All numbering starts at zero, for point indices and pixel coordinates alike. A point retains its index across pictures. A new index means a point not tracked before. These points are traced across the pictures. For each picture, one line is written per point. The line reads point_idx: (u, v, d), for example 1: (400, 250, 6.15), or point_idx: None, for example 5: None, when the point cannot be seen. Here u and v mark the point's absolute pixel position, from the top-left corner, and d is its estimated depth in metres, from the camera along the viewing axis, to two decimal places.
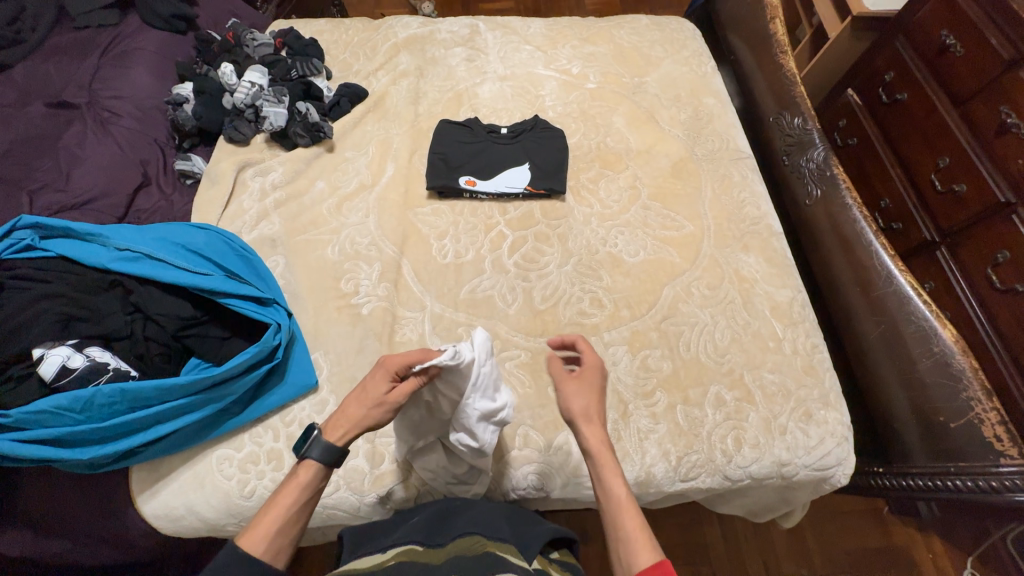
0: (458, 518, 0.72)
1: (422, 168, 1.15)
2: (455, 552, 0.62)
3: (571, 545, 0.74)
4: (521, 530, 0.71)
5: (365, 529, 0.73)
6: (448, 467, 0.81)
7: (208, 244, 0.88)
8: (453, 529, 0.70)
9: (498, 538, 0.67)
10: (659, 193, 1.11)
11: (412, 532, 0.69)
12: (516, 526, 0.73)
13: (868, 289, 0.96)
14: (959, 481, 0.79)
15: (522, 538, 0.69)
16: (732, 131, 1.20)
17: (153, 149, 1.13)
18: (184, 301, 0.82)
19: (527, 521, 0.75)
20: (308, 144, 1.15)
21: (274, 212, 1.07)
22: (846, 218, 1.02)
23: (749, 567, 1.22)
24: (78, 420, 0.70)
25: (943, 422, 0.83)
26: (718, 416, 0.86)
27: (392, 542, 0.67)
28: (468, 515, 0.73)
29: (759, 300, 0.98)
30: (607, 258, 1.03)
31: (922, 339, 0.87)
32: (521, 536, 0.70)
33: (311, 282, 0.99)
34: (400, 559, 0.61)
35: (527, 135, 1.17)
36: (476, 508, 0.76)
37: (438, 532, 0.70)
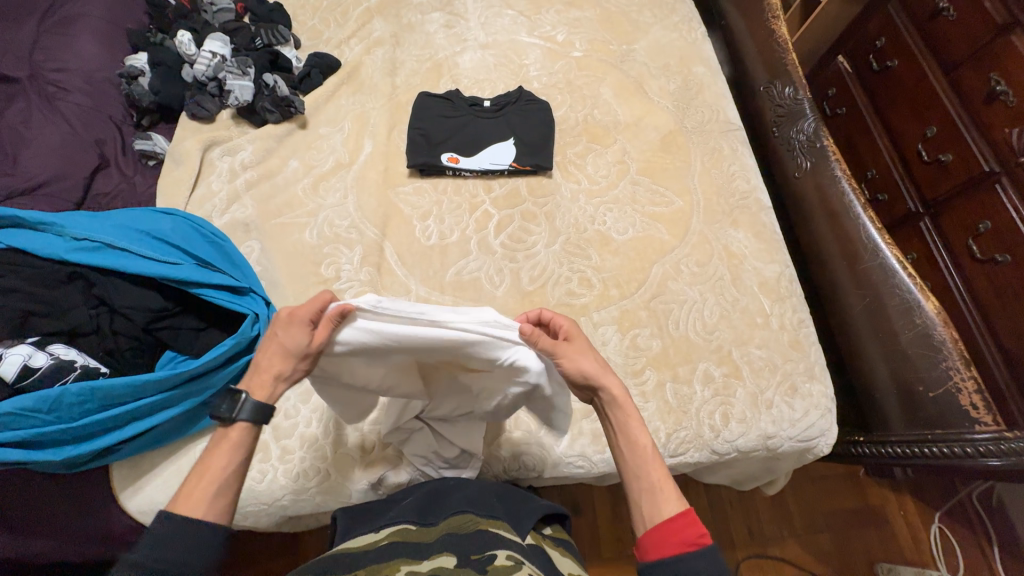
0: (450, 497, 0.73)
1: (401, 145, 1.09)
2: (448, 530, 0.64)
3: (565, 521, 0.76)
4: (514, 507, 0.73)
5: (360, 509, 0.74)
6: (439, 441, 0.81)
7: (175, 231, 0.83)
8: (446, 507, 0.71)
9: (493, 516, 0.68)
10: (647, 167, 1.08)
11: (407, 512, 0.69)
12: (509, 503, 0.74)
13: (854, 263, 0.97)
14: (936, 448, 0.82)
15: (516, 514, 0.71)
16: (722, 101, 1.17)
17: (109, 127, 1.05)
18: (153, 293, 0.77)
19: (521, 497, 0.76)
20: (278, 120, 1.08)
21: (246, 194, 1.01)
22: (835, 190, 1.02)
23: (732, 531, 1.28)
24: (47, 421, 0.66)
25: (922, 391, 0.85)
26: (706, 392, 0.87)
27: (389, 522, 0.68)
28: (461, 493, 0.74)
29: (747, 276, 0.97)
30: (596, 237, 1.01)
31: (905, 311, 0.88)
32: (515, 514, 0.71)
33: (290, 266, 0.95)
34: (393, 540, 0.62)
35: (511, 109, 1.12)
36: (469, 486, 0.76)
37: (432, 510, 0.70)
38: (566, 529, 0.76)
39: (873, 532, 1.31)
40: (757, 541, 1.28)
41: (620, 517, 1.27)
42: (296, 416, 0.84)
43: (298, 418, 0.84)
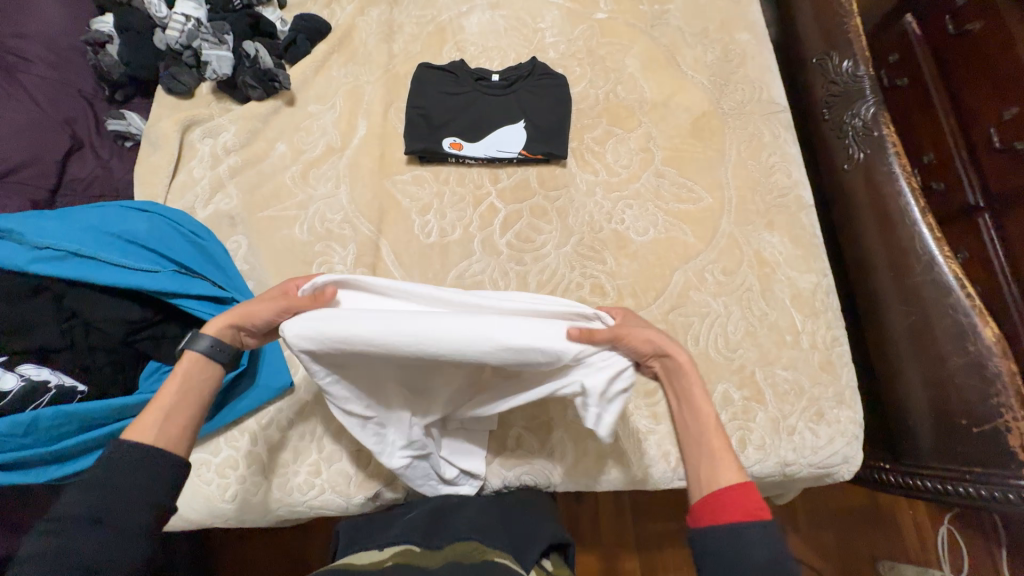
0: (455, 517, 0.69)
1: (399, 126, 0.98)
2: (453, 557, 0.59)
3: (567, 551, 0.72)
4: (519, 531, 0.69)
5: (360, 524, 0.71)
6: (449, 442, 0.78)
7: (150, 231, 0.75)
8: (449, 527, 0.67)
9: (498, 544, 0.63)
10: (674, 156, 0.96)
11: (410, 531, 0.65)
12: (514, 527, 0.69)
13: (901, 274, 0.86)
14: (972, 488, 0.76)
15: (521, 541, 0.66)
16: (767, 77, 1.01)
17: (79, 103, 0.95)
18: (131, 303, 0.71)
19: (528, 519, 0.72)
20: (262, 97, 0.97)
21: (230, 182, 0.93)
22: (890, 190, 0.89)
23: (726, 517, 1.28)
24: (26, 443, 0.64)
25: (965, 426, 0.78)
26: (724, 416, 0.81)
27: (392, 540, 0.64)
28: (466, 514, 0.70)
29: (778, 288, 0.87)
30: (613, 238, 0.91)
31: (956, 335, 0.79)
32: (519, 541, 0.66)
33: (279, 266, 0.88)
34: (397, 561, 0.58)
35: (522, 85, 0.99)
36: (472, 507, 0.72)
37: (437, 532, 0.66)
38: (567, 559, 0.72)
39: (878, 533, 1.29)
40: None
41: (621, 510, 1.26)
42: (289, 429, 0.80)
43: (292, 431, 0.80)
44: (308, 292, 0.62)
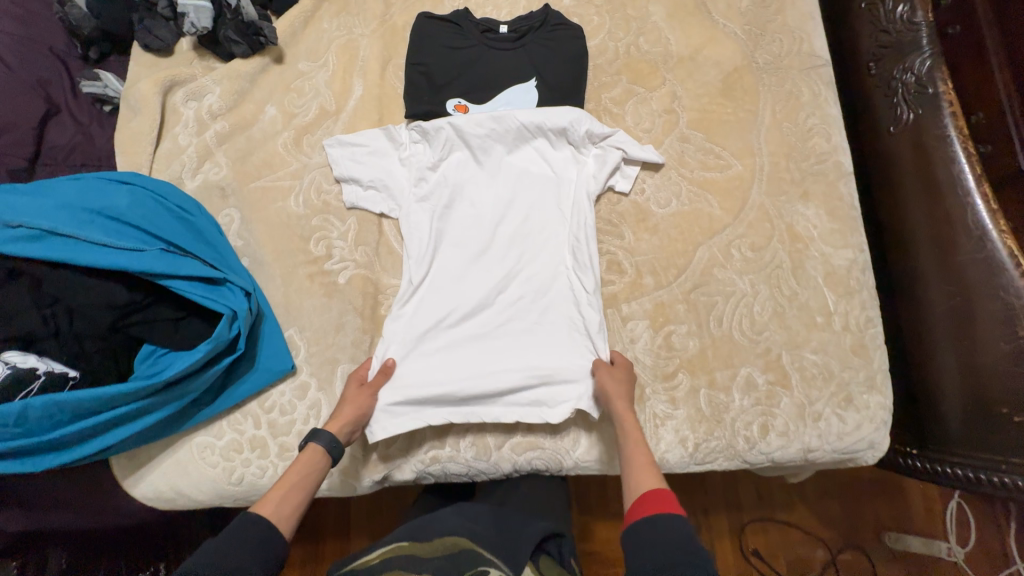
0: (445, 522, 0.68)
1: (399, 86, 0.90)
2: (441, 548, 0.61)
3: (558, 542, 0.74)
4: (512, 535, 0.69)
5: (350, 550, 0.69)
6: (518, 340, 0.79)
7: (131, 206, 0.69)
8: (438, 531, 0.66)
9: (489, 547, 0.64)
10: (701, 119, 0.87)
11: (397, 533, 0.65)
12: (503, 533, 0.69)
13: (946, 252, 0.79)
14: (1007, 479, 0.73)
15: (513, 545, 0.66)
16: (808, 24, 0.90)
17: (53, 63, 0.87)
18: (116, 285, 0.66)
19: (517, 519, 0.73)
20: (247, 54, 0.88)
21: (218, 150, 0.86)
22: (942, 156, 0.80)
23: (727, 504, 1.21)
24: (20, 434, 0.61)
25: (1006, 415, 0.73)
26: (746, 401, 0.77)
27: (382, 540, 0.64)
28: (458, 521, 0.69)
29: (811, 265, 0.81)
30: (631, 210, 0.84)
31: (1004, 320, 0.73)
32: (509, 539, 0.67)
33: (275, 242, 0.82)
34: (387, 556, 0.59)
35: (534, 37, 0.89)
36: (448, 518, 0.69)
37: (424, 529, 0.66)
38: (559, 558, 0.72)
39: (887, 504, 1.22)
40: (763, 505, 1.22)
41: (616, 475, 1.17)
42: (292, 412, 0.76)
43: (295, 415, 0.76)
44: (363, 139, 0.85)
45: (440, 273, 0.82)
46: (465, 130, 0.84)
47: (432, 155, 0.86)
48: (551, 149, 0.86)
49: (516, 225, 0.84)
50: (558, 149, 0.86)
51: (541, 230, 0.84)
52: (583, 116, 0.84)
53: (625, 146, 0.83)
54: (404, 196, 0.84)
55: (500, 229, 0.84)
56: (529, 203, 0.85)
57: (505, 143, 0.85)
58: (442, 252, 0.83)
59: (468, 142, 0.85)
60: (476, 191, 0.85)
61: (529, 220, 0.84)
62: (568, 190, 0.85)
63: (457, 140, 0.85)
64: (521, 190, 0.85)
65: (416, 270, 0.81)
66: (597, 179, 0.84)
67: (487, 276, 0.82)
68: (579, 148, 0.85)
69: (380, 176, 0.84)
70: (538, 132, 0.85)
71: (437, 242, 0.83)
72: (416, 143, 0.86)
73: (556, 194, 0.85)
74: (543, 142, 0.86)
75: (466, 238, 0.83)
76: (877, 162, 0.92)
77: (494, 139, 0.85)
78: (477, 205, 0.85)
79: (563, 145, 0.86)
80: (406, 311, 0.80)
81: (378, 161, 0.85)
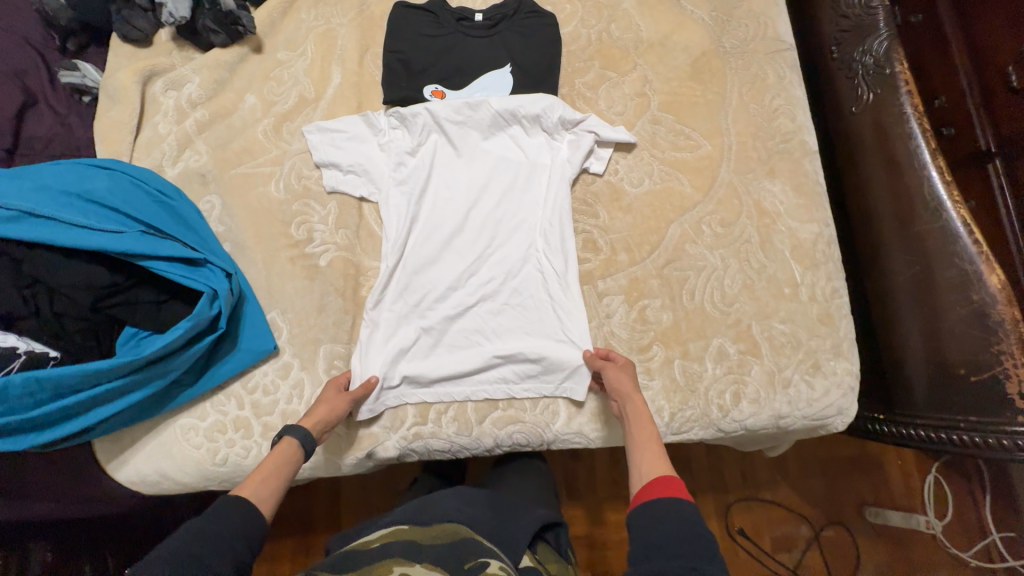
0: (443, 503, 0.69)
1: (377, 74, 0.92)
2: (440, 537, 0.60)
3: (557, 532, 0.77)
4: (510, 519, 0.70)
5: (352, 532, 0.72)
6: (500, 325, 0.82)
7: (110, 189, 0.70)
8: (442, 511, 0.66)
9: (488, 534, 0.64)
10: (671, 101, 0.90)
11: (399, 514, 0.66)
12: (500, 515, 0.70)
13: (906, 223, 0.83)
14: (967, 436, 0.76)
15: (509, 528, 0.68)
16: (773, 10, 0.94)
17: (30, 54, 0.88)
18: (95, 266, 0.67)
19: (515, 506, 0.74)
20: (226, 43, 0.89)
21: (198, 138, 0.87)
22: (899, 132, 0.84)
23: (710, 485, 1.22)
24: (3, 411, 0.62)
25: (963, 375, 0.76)
26: (718, 370, 0.80)
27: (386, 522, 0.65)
28: (457, 503, 0.70)
29: (778, 239, 0.84)
30: (606, 190, 0.87)
31: (960, 285, 0.77)
32: (509, 524, 0.69)
33: (256, 226, 0.84)
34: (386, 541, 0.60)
35: (508, 25, 0.91)
36: (445, 496, 0.71)
37: (427, 508, 0.67)
38: (556, 545, 0.76)
39: (867, 480, 1.23)
40: (748, 485, 1.23)
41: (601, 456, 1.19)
42: (276, 392, 0.77)
43: (278, 394, 0.78)
44: (341, 124, 0.86)
45: (418, 256, 0.84)
46: (441, 116, 0.86)
47: (410, 141, 0.88)
48: (526, 136, 0.89)
49: (491, 210, 0.86)
50: (532, 135, 0.89)
51: (520, 215, 0.86)
52: (556, 102, 0.86)
53: (597, 130, 0.86)
54: (382, 181, 0.86)
55: (476, 213, 0.86)
56: (504, 188, 0.87)
57: (480, 129, 0.87)
58: (421, 237, 0.85)
59: (445, 129, 0.87)
60: (452, 176, 0.88)
61: (505, 204, 0.87)
62: (542, 176, 0.88)
63: (434, 126, 0.87)
64: (496, 175, 0.88)
65: (394, 253, 0.83)
66: (571, 163, 0.86)
67: (464, 259, 0.84)
68: (552, 134, 0.88)
69: (358, 161, 0.86)
70: (512, 118, 0.87)
71: (418, 228, 0.85)
72: (393, 129, 0.87)
73: (531, 180, 0.88)
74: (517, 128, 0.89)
75: (443, 222, 0.85)
76: (841, 143, 0.96)
77: (469, 126, 0.87)
78: (453, 190, 0.87)
79: (537, 132, 0.89)
80: (385, 292, 0.82)
81: (356, 146, 0.86)
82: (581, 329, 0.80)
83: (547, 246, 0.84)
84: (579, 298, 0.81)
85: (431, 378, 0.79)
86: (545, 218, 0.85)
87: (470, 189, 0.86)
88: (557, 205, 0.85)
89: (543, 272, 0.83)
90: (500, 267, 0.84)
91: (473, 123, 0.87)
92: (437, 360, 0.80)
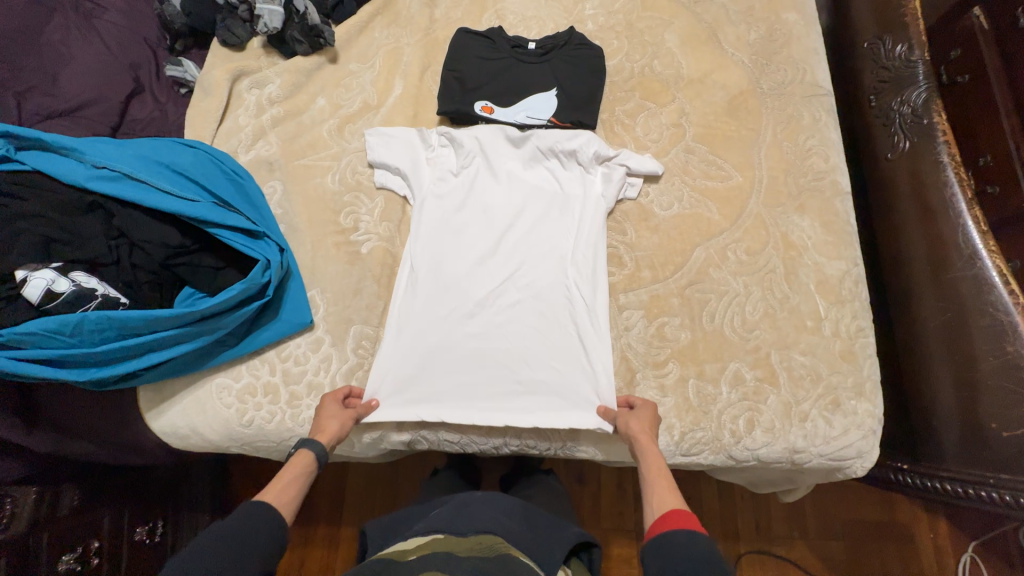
0: (478, 511, 0.68)
1: (434, 88, 1.01)
2: (473, 547, 0.60)
3: (590, 554, 0.72)
4: (541, 534, 0.68)
5: (388, 526, 0.73)
6: (522, 343, 0.82)
7: (194, 165, 0.81)
8: (474, 521, 0.66)
9: (520, 545, 0.64)
10: (705, 133, 0.94)
11: (434, 521, 0.66)
12: (536, 530, 0.69)
13: (940, 271, 0.82)
14: (996, 493, 0.73)
15: (541, 543, 0.66)
16: (812, 58, 0.98)
17: (144, 50, 1.01)
18: (171, 228, 0.76)
19: (547, 521, 0.72)
20: (308, 52, 1.01)
21: (272, 131, 0.98)
22: (934, 179, 0.85)
23: (721, 528, 1.17)
24: (72, 343, 0.69)
25: (995, 429, 0.74)
26: (733, 395, 0.79)
27: (418, 529, 0.65)
28: (491, 511, 0.69)
29: (804, 272, 0.85)
30: (634, 210, 0.91)
31: (994, 335, 0.75)
32: (538, 536, 0.67)
33: (310, 212, 0.92)
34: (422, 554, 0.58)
35: (558, 53, 0.99)
36: (478, 497, 0.73)
37: (460, 518, 0.67)
38: (590, 566, 0.72)
39: (895, 551, 1.15)
40: (761, 535, 1.16)
41: (607, 481, 1.17)
42: (305, 363, 0.83)
43: (307, 366, 0.83)
44: (395, 135, 0.95)
45: (446, 265, 0.87)
46: (487, 140, 0.93)
47: (454, 163, 0.94)
48: (562, 168, 0.93)
49: (521, 232, 0.89)
50: (568, 170, 0.93)
51: (553, 241, 0.88)
52: (593, 139, 0.91)
53: (629, 167, 0.90)
54: (423, 191, 0.92)
55: (505, 234, 0.89)
56: (535, 212, 0.90)
57: (520, 156, 0.94)
58: (451, 248, 0.88)
59: (488, 156, 0.93)
60: (487, 196, 0.92)
61: (534, 227, 0.89)
62: (573, 205, 0.91)
63: (477, 149, 0.94)
64: (530, 201, 0.91)
65: (425, 259, 0.88)
66: (605, 198, 0.90)
67: (489, 274, 0.87)
68: (587, 168, 0.92)
69: (404, 169, 0.92)
70: (550, 152, 0.93)
71: (452, 243, 0.89)
72: (440, 146, 0.95)
73: (562, 210, 0.90)
74: (555, 160, 0.94)
75: (472, 236, 0.89)
76: (875, 188, 0.97)
77: (510, 153, 0.94)
78: (487, 208, 0.91)
79: (573, 166, 0.93)
80: (411, 295, 0.86)
81: (404, 156, 0.93)
82: (597, 359, 0.80)
83: (572, 275, 0.86)
84: (598, 329, 0.82)
85: (450, 390, 0.80)
86: (572, 248, 0.87)
87: (503, 210, 0.90)
88: (589, 236, 0.88)
89: (565, 299, 0.85)
90: (527, 290, 0.85)
91: (514, 150, 0.94)
92: (458, 373, 0.81)
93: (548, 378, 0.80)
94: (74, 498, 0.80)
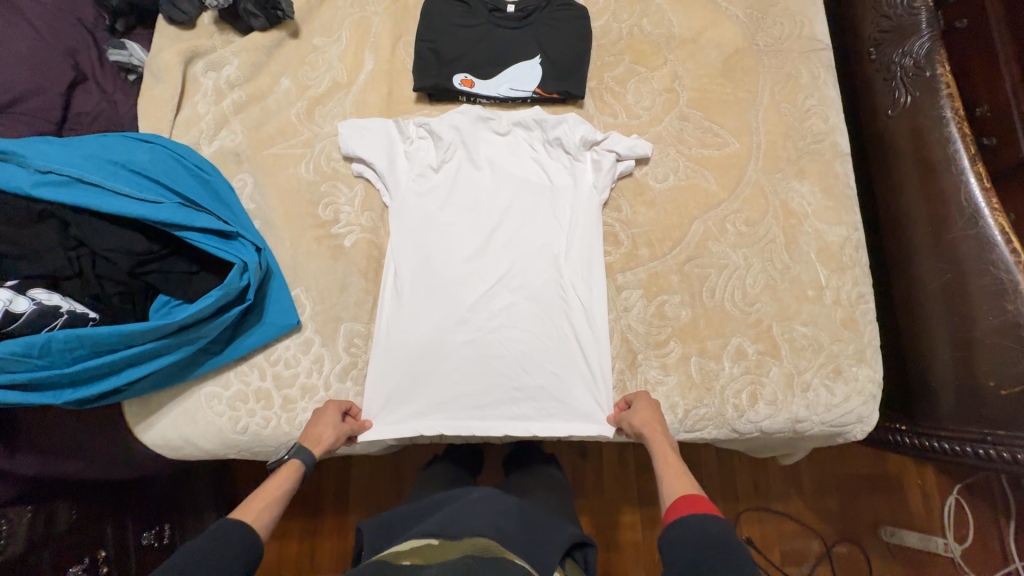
0: (476, 513, 0.68)
1: (408, 62, 0.94)
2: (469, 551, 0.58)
3: (585, 553, 0.72)
4: (541, 531, 0.68)
5: (387, 527, 0.72)
6: (517, 345, 0.79)
7: (153, 162, 0.74)
8: (471, 525, 0.65)
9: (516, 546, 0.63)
10: (699, 98, 0.89)
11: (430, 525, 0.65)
12: (532, 528, 0.68)
13: (940, 232, 0.80)
14: (992, 450, 0.75)
15: (539, 543, 0.66)
16: (810, 10, 0.92)
17: (80, 33, 0.91)
18: (135, 234, 0.71)
19: (543, 523, 0.70)
20: (265, 27, 0.92)
21: (235, 118, 0.90)
22: (936, 137, 0.82)
23: (723, 492, 1.20)
24: (43, 364, 0.65)
25: (992, 387, 0.74)
26: (736, 369, 0.79)
27: (415, 534, 0.64)
28: (488, 513, 0.68)
29: (804, 241, 0.83)
30: (629, 184, 0.87)
31: (994, 294, 0.74)
32: (535, 534, 0.67)
33: (285, 205, 0.86)
34: (416, 562, 0.57)
35: (539, 16, 0.92)
36: (473, 496, 0.72)
37: (456, 521, 0.65)
38: (586, 566, 0.72)
39: (887, 502, 1.19)
40: (761, 495, 1.20)
41: (610, 456, 1.18)
42: (296, 366, 0.80)
43: (299, 368, 0.80)
44: (368, 126, 0.88)
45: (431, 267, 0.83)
46: (467, 130, 0.88)
47: (434, 156, 0.88)
48: (549, 157, 0.88)
49: (509, 227, 0.85)
50: (555, 158, 0.88)
51: (542, 236, 0.84)
52: (579, 122, 0.86)
53: (619, 151, 0.85)
54: (402, 187, 0.86)
55: (492, 230, 0.85)
56: (522, 205, 0.86)
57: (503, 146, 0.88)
58: (437, 248, 0.84)
59: (469, 147, 0.87)
60: (471, 190, 0.86)
61: (522, 221, 0.85)
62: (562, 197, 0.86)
63: (458, 140, 0.88)
64: (516, 193, 0.86)
65: (410, 261, 0.83)
66: (596, 185, 0.85)
67: (478, 275, 0.83)
68: (575, 155, 0.87)
69: (381, 164, 0.86)
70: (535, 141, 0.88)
71: (437, 243, 0.84)
72: (418, 136, 0.89)
73: (551, 201, 0.86)
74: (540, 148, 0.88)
75: (458, 234, 0.84)
76: (875, 147, 0.93)
77: (493, 142, 0.88)
78: (472, 204, 0.86)
79: (560, 153, 0.88)
80: (397, 299, 0.82)
81: (380, 149, 0.87)
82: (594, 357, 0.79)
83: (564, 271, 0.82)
84: (593, 327, 0.80)
85: (446, 397, 0.77)
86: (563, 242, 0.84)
87: (489, 205, 0.86)
88: (581, 228, 0.84)
89: (558, 297, 0.82)
90: (518, 289, 0.82)
91: (497, 139, 0.88)
92: (452, 379, 0.78)
93: (546, 380, 0.78)
94: (69, 515, 0.77)
